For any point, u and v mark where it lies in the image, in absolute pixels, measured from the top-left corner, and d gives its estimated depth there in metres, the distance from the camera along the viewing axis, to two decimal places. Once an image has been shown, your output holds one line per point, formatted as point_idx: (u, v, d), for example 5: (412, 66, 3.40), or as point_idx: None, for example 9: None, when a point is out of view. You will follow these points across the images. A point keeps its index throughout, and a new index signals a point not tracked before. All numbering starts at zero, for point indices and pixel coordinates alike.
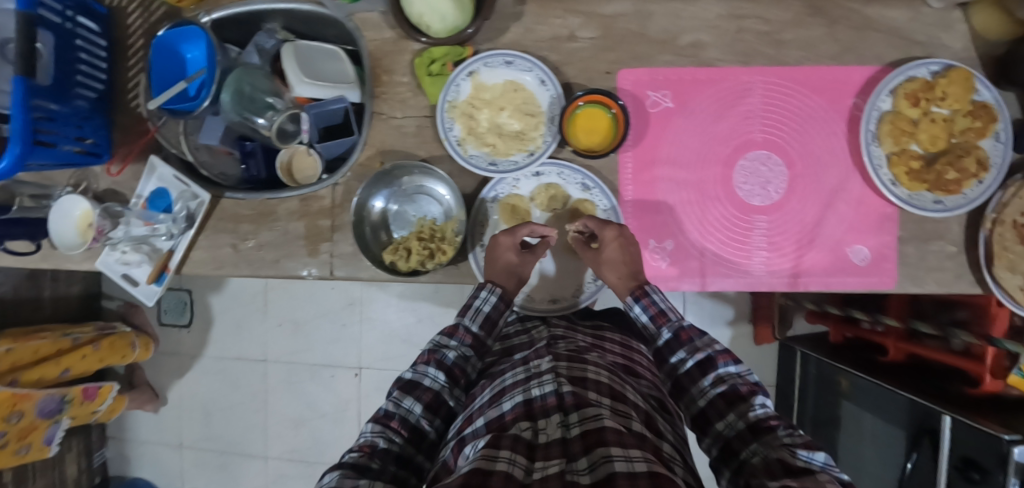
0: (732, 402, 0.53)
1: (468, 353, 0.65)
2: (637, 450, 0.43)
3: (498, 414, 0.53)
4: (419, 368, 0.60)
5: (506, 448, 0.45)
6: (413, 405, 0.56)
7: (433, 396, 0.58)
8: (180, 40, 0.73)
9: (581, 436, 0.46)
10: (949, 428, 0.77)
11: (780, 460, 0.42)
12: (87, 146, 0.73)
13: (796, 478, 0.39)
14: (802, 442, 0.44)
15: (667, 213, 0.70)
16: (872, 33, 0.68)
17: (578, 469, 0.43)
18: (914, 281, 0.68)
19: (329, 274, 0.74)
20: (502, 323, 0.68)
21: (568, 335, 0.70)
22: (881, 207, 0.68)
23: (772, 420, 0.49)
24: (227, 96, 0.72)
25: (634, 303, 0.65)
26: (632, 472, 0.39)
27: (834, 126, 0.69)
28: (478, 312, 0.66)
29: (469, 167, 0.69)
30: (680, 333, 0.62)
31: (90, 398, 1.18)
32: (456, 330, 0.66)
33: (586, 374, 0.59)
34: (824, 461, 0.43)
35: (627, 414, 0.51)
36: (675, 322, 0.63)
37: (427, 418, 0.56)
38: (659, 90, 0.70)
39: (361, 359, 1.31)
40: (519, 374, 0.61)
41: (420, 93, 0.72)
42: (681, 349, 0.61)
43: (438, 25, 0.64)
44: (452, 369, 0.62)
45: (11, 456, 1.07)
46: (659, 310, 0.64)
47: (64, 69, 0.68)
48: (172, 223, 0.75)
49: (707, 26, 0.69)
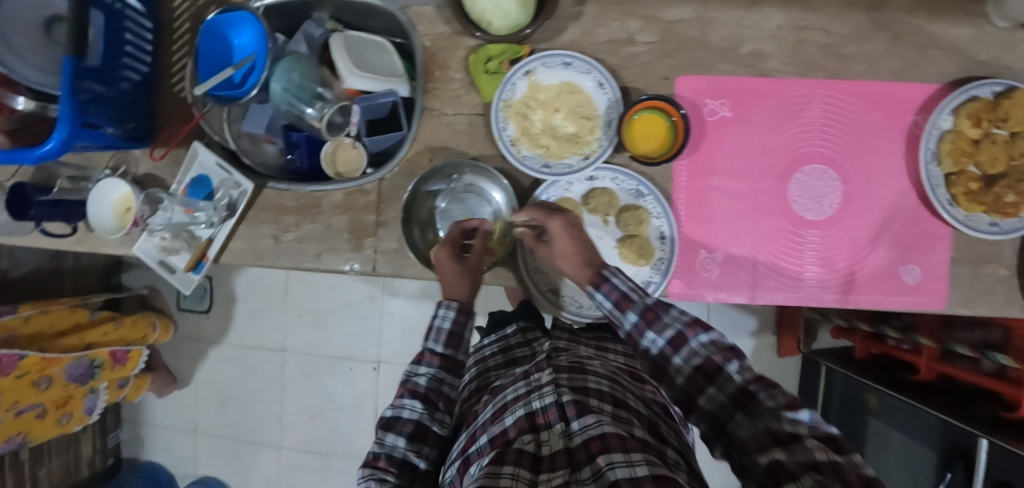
0: (710, 374, 0.50)
1: (442, 375, 0.64)
2: (638, 453, 0.44)
3: (501, 429, 0.54)
4: (397, 403, 0.62)
5: (510, 463, 0.46)
6: (396, 440, 0.58)
7: (415, 425, 0.59)
8: (228, 26, 0.71)
9: (585, 444, 0.46)
10: (986, 451, 0.77)
11: (767, 431, 0.42)
12: (128, 129, 0.72)
13: (786, 449, 0.40)
14: (786, 402, 0.44)
15: (719, 223, 0.69)
16: (937, 51, 0.66)
17: (583, 478, 0.44)
18: (964, 303, 0.68)
19: (371, 270, 0.73)
20: (468, 337, 0.67)
21: (571, 347, 0.74)
22: (934, 227, 0.67)
23: (750, 385, 0.47)
24: (276, 85, 0.70)
25: (595, 292, 0.61)
26: (635, 478, 0.39)
27: (892, 143, 0.68)
28: (439, 331, 0.66)
29: (522, 168, 0.68)
30: (646, 313, 0.57)
31: (120, 362, 1.16)
32: (423, 355, 0.66)
33: (587, 383, 0.59)
34: (811, 417, 0.43)
35: (629, 421, 0.52)
36: (641, 302, 0.58)
37: (415, 450, 0.58)
38: (717, 99, 0.69)
39: (381, 354, 1.30)
40: (520, 388, 0.61)
41: (473, 90, 0.71)
42: (649, 331, 0.56)
43: (500, 22, 0.63)
44: (428, 395, 0.62)
45: (53, 425, 1.09)
46: (621, 294, 0.60)
47: (111, 50, 0.66)
48: (212, 212, 0.73)
49: (769, 36, 0.68)
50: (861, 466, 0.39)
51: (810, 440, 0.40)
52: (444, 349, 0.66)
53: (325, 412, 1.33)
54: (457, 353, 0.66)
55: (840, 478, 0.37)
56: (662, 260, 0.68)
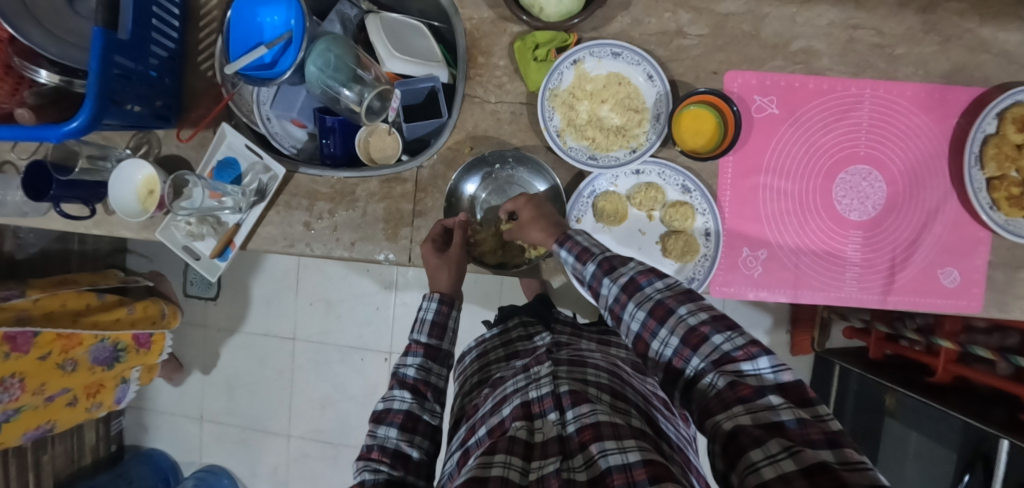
0: (661, 319, 0.49)
1: (429, 364, 0.64)
2: (631, 440, 0.44)
3: (499, 420, 0.54)
4: (388, 395, 0.62)
5: (501, 452, 0.46)
6: (388, 430, 0.57)
7: (406, 415, 0.59)
8: (258, 4, 0.67)
9: (578, 432, 0.47)
10: (1008, 452, 0.81)
11: (733, 389, 0.42)
12: (155, 108, 0.68)
13: (749, 406, 0.40)
14: (742, 349, 0.45)
15: (764, 221, 0.69)
16: (985, 55, 0.66)
17: (575, 466, 0.44)
18: (999, 307, 0.68)
19: (407, 261, 0.71)
20: (451, 326, 0.68)
21: (573, 341, 0.74)
22: (975, 232, 0.68)
23: (704, 326, 0.47)
24: (313, 66, 0.67)
25: (559, 249, 0.61)
26: (625, 465, 0.40)
27: (937, 145, 0.68)
28: (423, 321, 0.67)
29: (568, 159, 0.67)
30: (603, 263, 0.56)
31: (144, 345, 1.15)
32: (410, 346, 0.66)
33: (587, 375, 0.57)
34: (769, 365, 0.43)
35: (627, 411, 0.51)
36: (599, 255, 0.57)
37: (407, 440, 0.57)
38: (766, 96, 0.68)
39: (394, 345, 1.29)
40: (520, 381, 0.60)
41: (517, 77, 0.69)
42: (609, 280, 0.54)
43: (553, 9, 0.60)
44: (417, 386, 0.62)
45: (84, 412, 1.12)
46: (582, 248, 0.59)
47: (140, 23, 0.62)
48: (240, 196, 0.70)
49: (821, 33, 0.67)
50: (828, 418, 0.39)
51: (773, 396, 0.41)
52: (428, 339, 0.66)
53: (333, 400, 1.32)
54: (442, 343, 0.66)
55: (802, 437, 0.37)
56: (706, 257, 0.68)
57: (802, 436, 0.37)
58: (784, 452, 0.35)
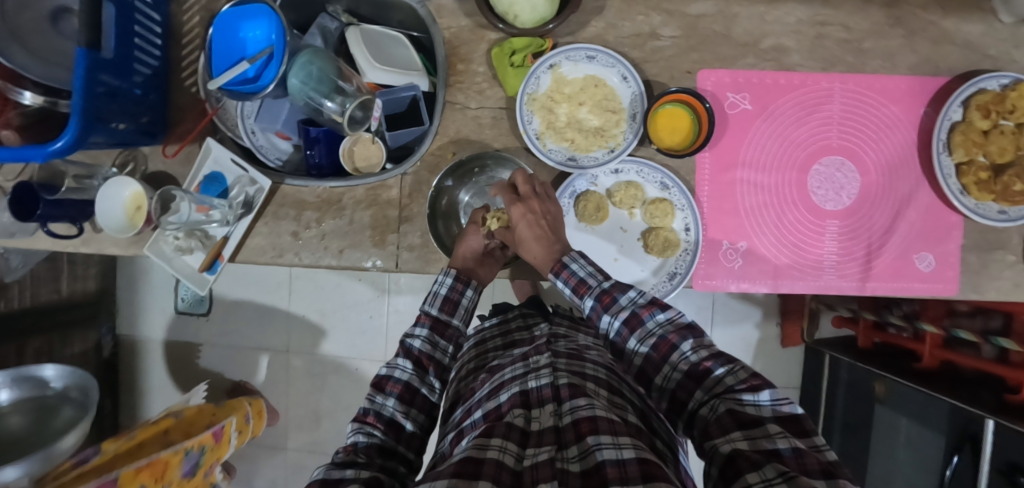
0: (665, 354, 0.54)
1: (435, 338, 0.70)
2: (627, 438, 0.45)
3: (495, 406, 0.55)
4: (391, 362, 0.66)
5: (498, 436, 0.47)
6: (387, 399, 0.61)
7: (405, 386, 0.63)
8: (239, 19, 0.69)
9: (574, 425, 0.47)
10: (992, 431, 0.81)
11: (730, 412, 0.45)
12: (141, 125, 0.70)
13: (747, 430, 0.43)
14: (747, 383, 0.47)
15: (744, 214, 0.70)
16: (949, 46, 0.70)
17: (569, 457, 0.45)
18: (974, 288, 0.71)
19: (394, 266, 0.72)
20: (463, 304, 0.72)
21: (570, 334, 0.75)
22: (947, 217, 0.71)
23: (707, 361, 0.51)
24: (295, 79, 0.69)
25: (554, 279, 0.64)
26: (620, 460, 0.41)
27: (907, 135, 0.71)
28: (436, 296, 0.71)
29: (548, 161, 0.68)
30: (603, 297, 0.60)
31: (218, 439, 1.08)
32: (420, 316, 0.72)
33: (586, 368, 0.58)
34: (772, 399, 0.46)
35: (624, 407, 0.52)
36: (597, 287, 0.61)
37: (403, 411, 0.61)
38: (739, 93, 0.70)
39: (388, 354, 1.30)
40: (518, 369, 0.61)
41: (497, 83, 0.71)
42: (605, 314, 0.59)
43: (528, 15, 0.63)
44: (420, 358, 0.67)
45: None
46: (579, 280, 0.63)
47: (123, 42, 0.64)
48: (227, 209, 0.71)
49: (790, 30, 0.69)
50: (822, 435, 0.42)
51: (772, 424, 0.43)
52: (439, 312, 0.72)
53: (329, 410, 1.32)
54: (452, 318, 0.73)
55: (798, 466, 0.38)
56: (688, 251, 0.70)
57: (799, 466, 0.38)
58: (780, 477, 0.36)
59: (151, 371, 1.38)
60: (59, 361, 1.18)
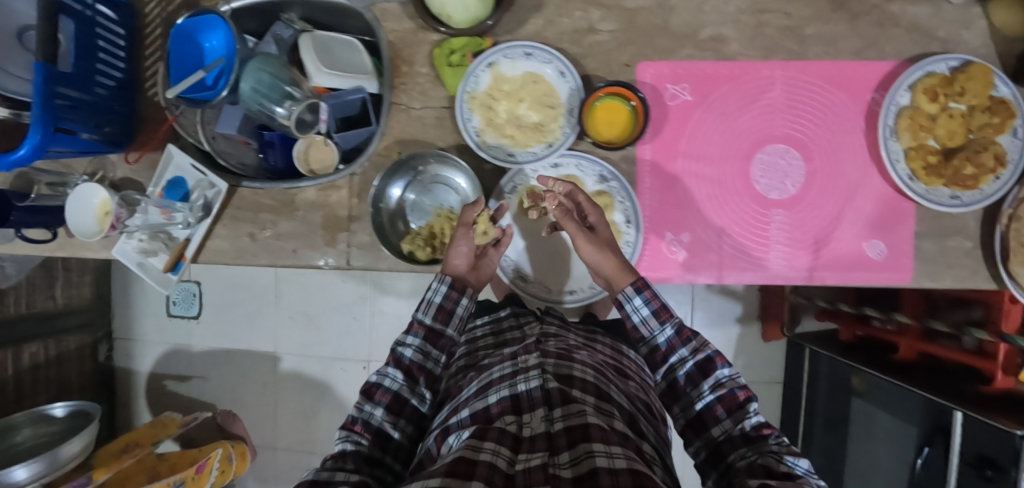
0: (730, 409, 0.57)
1: (428, 348, 0.67)
2: (619, 448, 0.46)
3: (483, 406, 0.55)
4: (382, 370, 0.64)
5: (490, 440, 0.49)
6: (375, 408, 0.60)
7: (393, 397, 0.62)
8: (198, 30, 0.73)
9: (567, 431, 0.48)
10: (960, 424, 0.77)
11: (764, 465, 0.49)
12: (106, 134, 0.73)
13: (778, 480, 0.46)
14: (789, 450, 0.51)
15: (686, 205, 0.70)
16: (896, 29, 0.68)
17: (561, 463, 0.45)
18: (931, 276, 0.69)
19: (345, 264, 0.74)
20: (458, 313, 0.69)
21: (561, 334, 0.74)
22: (899, 203, 0.69)
23: (766, 428, 0.54)
24: (246, 84, 0.72)
25: (636, 295, 0.63)
26: (613, 469, 0.42)
27: (853, 122, 0.69)
28: (430, 304, 0.68)
29: (487, 157, 0.69)
30: (682, 330, 0.63)
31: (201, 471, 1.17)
32: (412, 324, 0.67)
33: (573, 372, 0.60)
34: (806, 468, 0.50)
35: (610, 413, 0.54)
36: (678, 319, 0.63)
37: (391, 421, 0.60)
38: (679, 84, 0.70)
39: (371, 352, 1.33)
40: (507, 369, 0.61)
41: (439, 84, 0.72)
42: (681, 347, 0.62)
43: (460, 16, 0.65)
44: (411, 369, 0.65)
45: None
46: (662, 305, 0.63)
47: (83, 57, 0.68)
48: (187, 212, 0.75)
49: (730, 20, 0.69)
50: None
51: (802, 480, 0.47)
52: (433, 322, 0.68)
53: (316, 410, 1.35)
54: (446, 328, 0.68)
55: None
56: (628, 243, 0.70)
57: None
58: None
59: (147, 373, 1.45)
60: (55, 365, 1.25)
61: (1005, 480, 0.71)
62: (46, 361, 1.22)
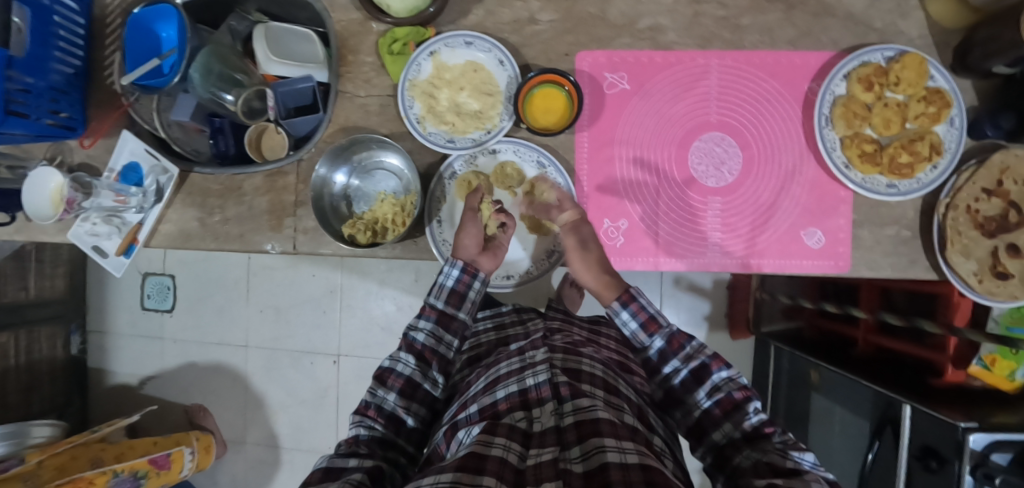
0: (728, 411, 0.58)
1: (440, 332, 0.69)
2: (630, 443, 0.45)
3: (491, 401, 0.57)
4: (394, 355, 0.67)
5: (502, 436, 0.48)
6: (388, 393, 0.63)
7: (406, 381, 0.64)
8: (155, 19, 0.76)
9: (576, 426, 0.48)
10: (910, 417, 0.76)
11: (769, 463, 0.49)
12: (60, 119, 0.75)
13: (785, 477, 0.46)
14: (793, 445, 0.52)
15: (623, 192, 0.71)
16: (831, 19, 0.69)
17: (572, 458, 0.45)
18: (869, 265, 0.69)
19: (291, 249, 0.76)
20: (469, 297, 0.70)
21: (565, 329, 0.78)
22: (836, 191, 0.69)
23: (767, 427, 0.55)
24: (195, 72, 0.75)
25: (621, 308, 0.67)
26: (624, 463, 0.41)
27: (789, 110, 0.70)
28: (442, 288, 0.70)
29: (427, 144, 0.70)
30: (672, 341, 0.64)
31: (163, 466, 1.21)
32: (425, 309, 0.70)
33: (581, 366, 0.61)
34: (812, 461, 0.51)
35: (620, 406, 0.54)
36: (666, 328, 0.64)
37: (404, 406, 0.63)
38: (616, 72, 0.71)
39: (341, 346, 1.34)
40: (514, 364, 0.64)
41: (383, 72, 0.74)
42: (674, 358, 0.63)
43: (398, 6, 0.66)
44: (423, 352, 0.67)
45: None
46: (649, 316, 0.66)
47: (39, 43, 0.70)
48: (142, 197, 0.77)
49: (666, 11, 0.70)
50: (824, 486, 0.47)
51: (807, 474, 0.47)
52: (444, 306, 0.70)
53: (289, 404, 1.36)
54: (457, 312, 0.70)
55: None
56: None
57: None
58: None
59: (122, 365, 1.47)
60: (25, 354, 1.26)
61: (948, 471, 0.70)
62: (15, 351, 1.23)
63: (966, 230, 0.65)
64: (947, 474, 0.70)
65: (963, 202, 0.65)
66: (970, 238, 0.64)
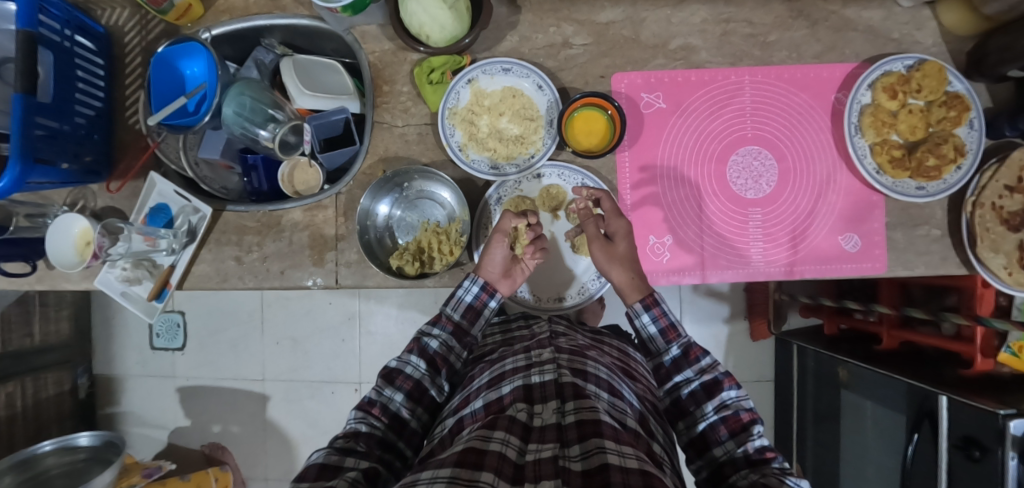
0: (735, 430, 0.56)
1: (452, 341, 0.67)
2: (629, 448, 0.43)
3: (497, 396, 0.54)
4: (403, 356, 0.64)
5: (501, 429, 0.46)
6: (394, 393, 0.60)
7: (414, 384, 0.62)
8: (179, 56, 0.74)
9: (577, 424, 0.46)
10: (946, 408, 0.78)
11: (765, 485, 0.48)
12: (86, 164, 0.72)
13: None
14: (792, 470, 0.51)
15: (667, 208, 0.73)
16: (851, 32, 0.72)
17: (571, 456, 0.43)
18: (903, 265, 0.72)
19: (334, 283, 0.74)
20: (485, 314, 0.70)
21: (569, 333, 0.71)
22: (869, 195, 0.72)
23: (769, 451, 0.52)
24: (229, 109, 0.74)
25: (643, 311, 0.65)
26: (624, 466, 0.39)
27: (819, 121, 0.73)
28: (460, 301, 0.69)
29: (471, 172, 0.71)
30: (688, 348, 0.63)
31: None
32: (439, 317, 0.69)
33: (587, 367, 0.59)
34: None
35: (623, 411, 0.52)
36: (686, 339, 0.64)
37: (409, 407, 0.60)
38: (652, 92, 0.72)
39: (362, 374, 1.31)
40: (520, 361, 0.61)
41: (421, 101, 0.74)
42: (688, 368, 0.62)
43: (438, 35, 0.64)
44: (434, 358, 0.65)
45: None
46: (669, 323, 0.65)
47: (64, 86, 0.68)
48: (172, 239, 0.74)
49: (696, 30, 0.72)
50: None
51: None
52: (461, 319, 0.69)
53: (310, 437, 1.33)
54: (472, 327, 0.70)
55: None
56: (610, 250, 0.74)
57: None
58: None
59: (130, 410, 1.41)
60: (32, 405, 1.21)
61: (991, 459, 0.72)
62: (21, 403, 1.18)
63: (993, 226, 0.68)
64: (991, 462, 0.72)
65: (988, 200, 0.67)
66: (999, 234, 0.67)
